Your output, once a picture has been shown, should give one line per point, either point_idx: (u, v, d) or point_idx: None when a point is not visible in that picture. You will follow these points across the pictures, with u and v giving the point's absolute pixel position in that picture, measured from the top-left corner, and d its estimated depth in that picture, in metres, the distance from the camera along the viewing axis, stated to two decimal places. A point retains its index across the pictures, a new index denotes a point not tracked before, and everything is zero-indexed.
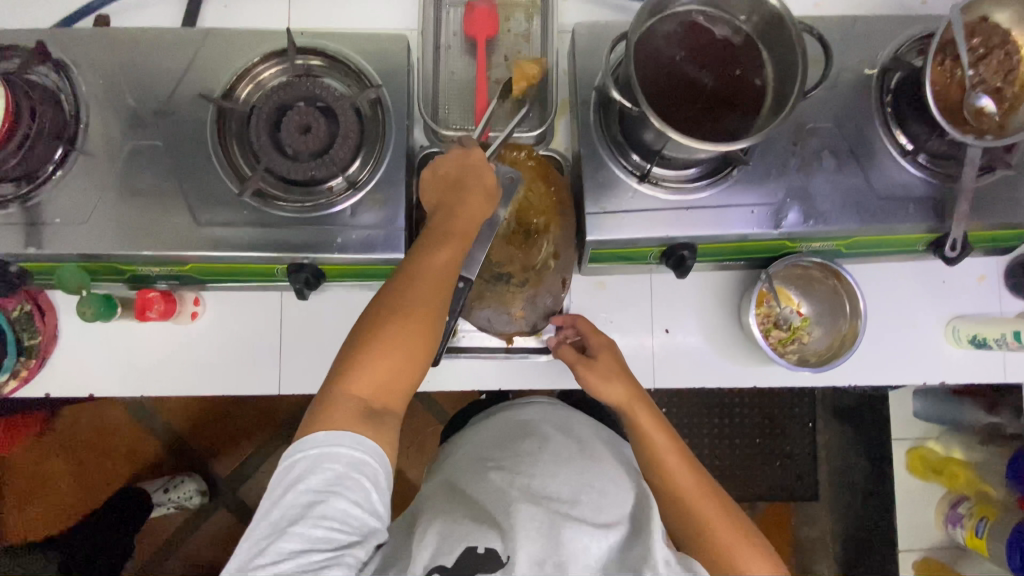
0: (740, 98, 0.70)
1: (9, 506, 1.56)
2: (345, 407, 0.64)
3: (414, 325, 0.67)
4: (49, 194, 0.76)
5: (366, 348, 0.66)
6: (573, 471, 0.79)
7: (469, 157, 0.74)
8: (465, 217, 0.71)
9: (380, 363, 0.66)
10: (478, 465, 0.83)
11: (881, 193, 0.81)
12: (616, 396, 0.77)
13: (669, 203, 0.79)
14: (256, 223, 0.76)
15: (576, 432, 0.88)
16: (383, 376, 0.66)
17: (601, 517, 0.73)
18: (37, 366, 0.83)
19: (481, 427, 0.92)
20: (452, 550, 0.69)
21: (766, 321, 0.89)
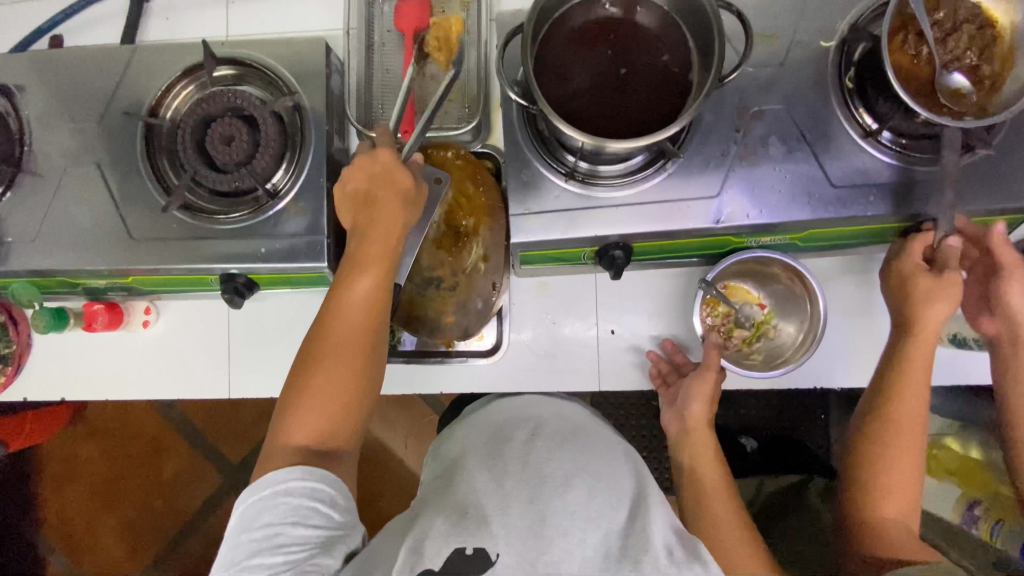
0: (656, 90, 0.66)
1: (48, 487, 1.72)
2: (289, 451, 0.62)
3: (347, 354, 0.66)
4: (2, 214, 0.80)
5: (300, 392, 0.64)
6: (567, 457, 0.71)
7: (377, 160, 0.69)
8: (382, 228, 0.68)
9: (318, 408, 0.64)
10: (468, 458, 0.73)
11: (837, 181, 0.73)
12: (700, 413, 0.76)
13: (603, 200, 0.75)
14: (187, 235, 0.78)
15: (565, 425, 0.79)
16: (326, 413, 0.64)
17: (596, 502, 0.66)
18: (13, 372, 0.89)
19: (466, 423, 0.82)
20: (438, 552, 0.58)
21: (723, 327, 0.85)
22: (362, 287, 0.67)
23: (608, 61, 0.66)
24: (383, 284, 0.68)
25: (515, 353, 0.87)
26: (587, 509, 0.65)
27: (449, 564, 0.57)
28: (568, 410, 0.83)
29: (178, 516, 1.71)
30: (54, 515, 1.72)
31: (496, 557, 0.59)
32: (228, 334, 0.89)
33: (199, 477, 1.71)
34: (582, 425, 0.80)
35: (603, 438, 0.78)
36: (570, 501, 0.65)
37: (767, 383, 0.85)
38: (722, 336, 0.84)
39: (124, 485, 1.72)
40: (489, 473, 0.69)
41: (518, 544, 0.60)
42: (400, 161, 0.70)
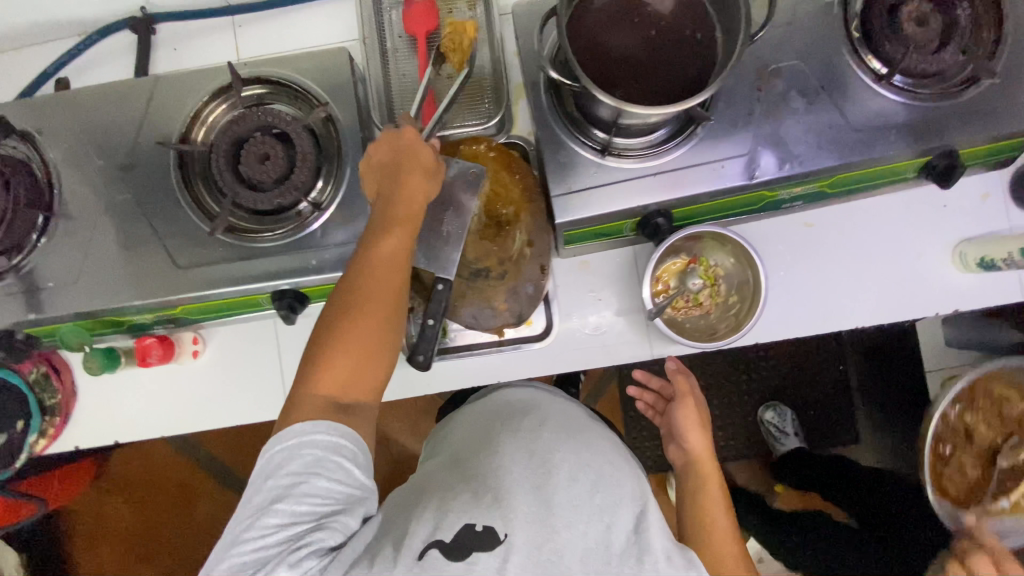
0: (683, 58, 0.69)
1: (80, 547, 1.68)
2: (312, 402, 0.63)
3: (372, 312, 0.65)
4: (38, 261, 0.79)
5: (326, 342, 0.64)
6: (573, 450, 0.74)
7: (401, 139, 0.72)
8: (406, 197, 0.69)
9: (348, 347, 0.64)
10: (483, 446, 0.76)
11: (858, 125, 0.77)
12: (698, 446, 0.84)
13: (638, 172, 0.77)
14: (234, 257, 0.78)
15: (577, 425, 0.81)
16: (352, 363, 0.64)
17: (601, 498, 0.68)
18: (62, 422, 0.88)
19: (475, 410, 0.86)
20: (451, 525, 0.62)
21: (690, 302, 0.87)
22: (381, 247, 0.67)
23: (636, 42, 0.69)
24: (409, 246, 0.68)
25: (567, 334, 0.89)
26: (591, 503, 0.67)
27: (460, 538, 0.61)
28: (574, 411, 0.85)
29: None
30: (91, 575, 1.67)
31: (505, 538, 0.61)
32: (279, 353, 0.89)
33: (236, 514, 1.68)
34: (581, 420, 0.83)
35: (602, 436, 0.80)
36: (573, 496, 0.67)
37: (811, 329, 0.89)
38: (696, 309, 0.87)
39: (159, 533, 1.68)
40: (504, 460, 0.72)
41: (524, 528, 0.62)
42: (422, 139, 0.72)
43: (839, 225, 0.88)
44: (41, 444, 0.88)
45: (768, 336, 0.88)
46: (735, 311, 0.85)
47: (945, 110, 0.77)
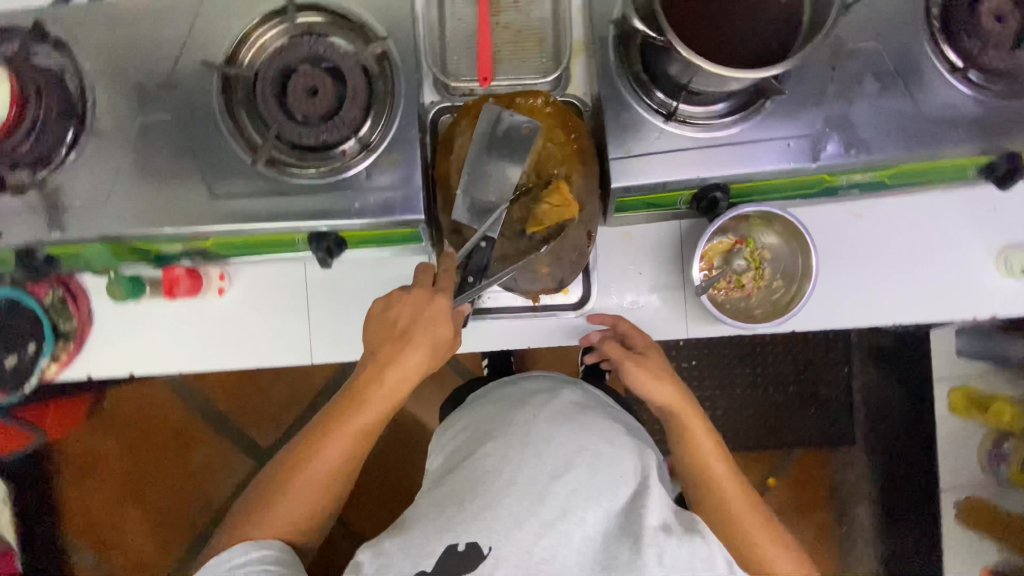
0: (767, 23, 0.66)
1: (70, 483, 1.65)
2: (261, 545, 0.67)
3: (311, 490, 0.69)
4: (65, 178, 0.75)
5: (271, 503, 0.69)
6: (568, 435, 0.72)
7: (427, 307, 0.71)
8: (394, 373, 0.70)
9: (285, 508, 0.68)
10: (473, 438, 0.76)
11: (928, 116, 0.75)
12: (667, 398, 0.76)
13: (701, 141, 0.75)
14: (273, 192, 0.75)
15: (571, 405, 0.79)
16: (295, 513, 0.69)
17: (599, 482, 0.68)
18: (75, 349, 0.85)
19: (470, 406, 0.85)
20: (432, 551, 0.64)
21: (732, 284, 0.86)
22: (374, 386, 0.70)
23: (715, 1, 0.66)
24: (350, 451, 0.71)
25: (603, 305, 0.87)
26: (587, 488, 0.67)
27: (441, 563, 0.62)
28: (573, 389, 0.84)
29: (210, 505, 1.66)
30: (78, 512, 1.65)
31: (488, 552, 0.62)
32: (307, 299, 0.86)
33: (230, 464, 1.66)
34: (585, 405, 0.80)
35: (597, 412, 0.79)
36: (566, 485, 0.67)
37: (848, 321, 0.87)
38: (738, 291, 0.86)
39: (151, 476, 1.66)
40: (491, 450, 0.72)
41: (509, 538, 0.63)
42: (449, 313, 0.71)
43: (888, 219, 0.87)
44: (53, 370, 0.85)
45: (806, 325, 0.87)
46: (778, 294, 0.84)
47: (1017, 110, 0.75)
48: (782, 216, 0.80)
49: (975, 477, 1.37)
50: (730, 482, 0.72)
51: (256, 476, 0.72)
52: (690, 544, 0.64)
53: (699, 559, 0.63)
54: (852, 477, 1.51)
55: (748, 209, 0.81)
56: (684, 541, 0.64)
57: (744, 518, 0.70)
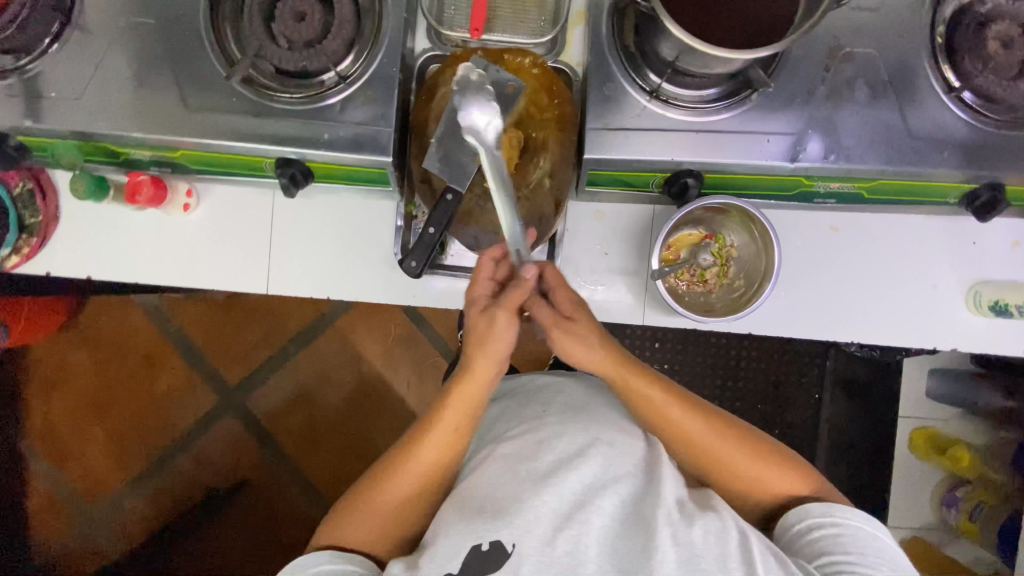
0: (759, 11, 0.65)
1: (37, 390, 1.67)
2: (342, 536, 0.72)
3: (422, 484, 0.73)
4: (44, 68, 0.75)
5: (338, 516, 0.73)
6: (577, 429, 0.73)
7: (486, 342, 0.69)
8: (468, 386, 0.71)
9: (354, 524, 0.72)
10: (490, 441, 0.78)
11: (915, 133, 0.73)
12: (594, 362, 0.71)
13: (681, 124, 0.74)
14: (246, 111, 0.74)
15: (579, 397, 0.82)
16: (365, 534, 0.72)
17: (613, 470, 0.69)
18: (37, 245, 0.85)
19: (487, 403, 0.91)
20: (456, 552, 0.63)
21: (695, 277, 0.85)
22: (471, 389, 0.71)
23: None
24: (453, 440, 0.72)
25: (563, 279, 0.87)
26: (601, 479, 0.68)
27: (465, 566, 0.62)
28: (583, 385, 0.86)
29: (170, 431, 1.68)
30: (41, 419, 1.67)
31: (512, 548, 0.61)
32: (271, 228, 0.86)
33: (195, 394, 1.68)
34: (588, 402, 0.80)
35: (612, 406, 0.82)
36: (582, 477, 0.67)
37: (806, 332, 0.87)
38: (700, 285, 0.85)
39: (116, 395, 1.68)
40: (506, 447, 0.73)
41: (532, 535, 0.62)
42: (512, 326, 0.69)
43: (864, 237, 0.85)
44: (12, 262, 0.84)
45: (763, 329, 0.86)
46: (738, 293, 0.83)
47: (1006, 140, 0.73)
48: (751, 213, 0.78)
49: (924, 517, 1.37)
50: (689, 423, 0.72)
51: (337, 498, 0.76)
52: (705, 518, 0.64)
53: (714, 535, 0.63)
54: None
55: (720, 202, 0.80)
56: (697, 517, 0.64)
57: (711, 446, 0.72)
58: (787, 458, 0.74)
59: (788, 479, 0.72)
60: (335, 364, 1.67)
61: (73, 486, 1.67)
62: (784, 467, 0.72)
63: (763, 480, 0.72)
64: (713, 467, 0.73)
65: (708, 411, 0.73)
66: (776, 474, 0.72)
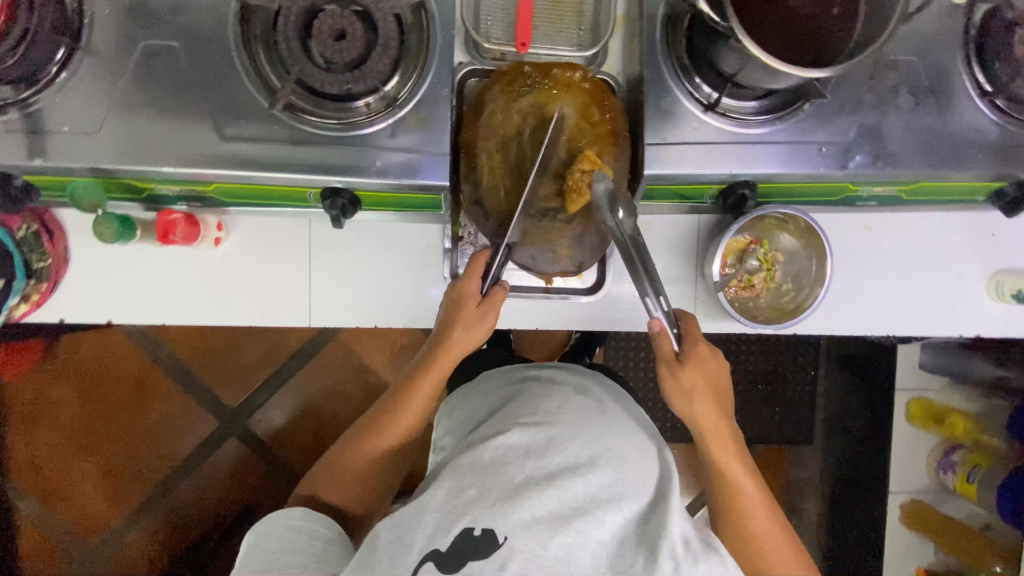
0: (819, 24, 0.65)
1: (14, 431, 1.49)
2: (333, 490, 0.76)
3: (398, 441, 0.77)
4: (53, 99, 0.67)
5: (331, 469, 0.76)
6: (593, 434, 0.71)
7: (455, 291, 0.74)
8: (449, 350, 0.74)
9: (344, 484, 0.76)
10: (499, 421, 0.74)
11: (955, 136, 0.75)
12: (701, 420, 0.75)
13: (737, 136, 0.74)
14: (286, 139, 0.69)
15: (597, 397, 0.81)
16: (353, 487, 0.76)
17: (619, 486, 0.67)
18: (49, 290, 0.77)
19: (484, 387, 0.89)
20: (448, 531, 0.62)
21: (742, 283, 0.86)
22: (448, 365, 0.75)
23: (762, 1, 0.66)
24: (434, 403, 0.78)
25: (614, 293, 0.86)
26: (606, 493, 0.66)
27: (456, 547, 0.61)
28: (593, 387, 0.84)
29: (168, 458, 1.52)
30: (23, 461, 1.49)
31: (504, 540, 0.60)
32: (310, 257, 0.82)
33: (195, 420, 1.53)
34: (603, 405, 0.79)
35: (628, 417, 0.80)
36: (586, 486, 0.65)
37: (845, 329, 0.90)
38: (748, 291, 0.86)
39: (104, 427, 1.51)
40: (515, 434, 0.70)
41: (526, 532, 0.61)
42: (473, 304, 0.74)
43: (895, 235, 0.89)
44: (22, 310, 0.77)
45: (806, 330, 0.89)
46: (787, 298, 0.86)
47: None
48: (810, 225, 0.80)
49: (921, 481, 1.45)
50: (757, 515, 0.74)
51: (323, 454, 0.79)
52: (709, 562, 0.63)
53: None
54: (806, 475, 1.59)
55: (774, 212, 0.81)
56: (703, 558, 0.63)
57: (766, 543, 0.73)
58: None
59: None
60: (337, 375, 1.56)
61: (66, 530, 1.50)
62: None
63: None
64: (753, 559, 0.72)
65: (777, 513, 0.75)
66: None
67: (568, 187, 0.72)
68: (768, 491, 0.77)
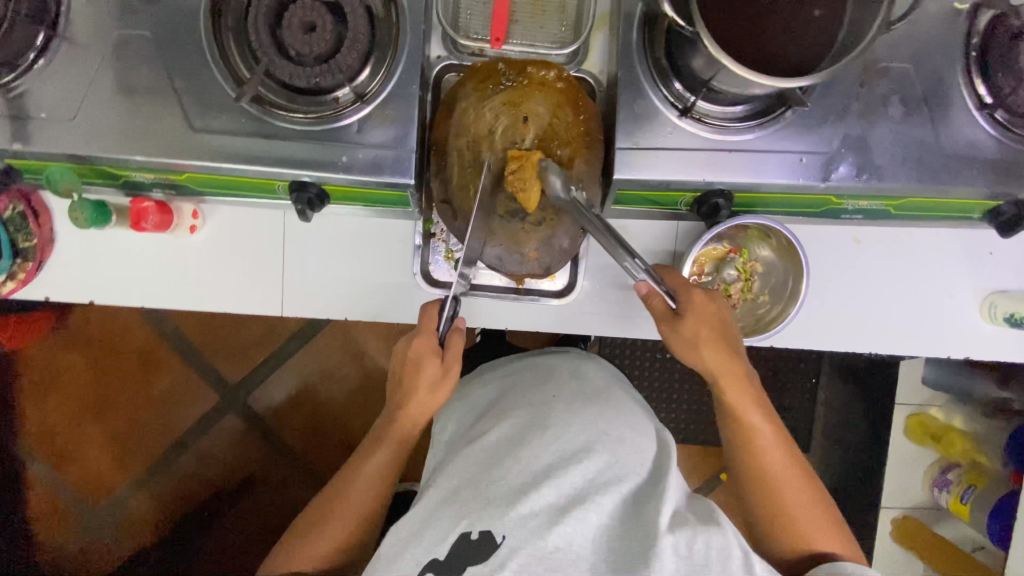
0: (798, 30, 0.63)
1: (24, 395, 1.41)
2: (301, 560, 0.73)
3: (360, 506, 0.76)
4: (32, 85, 0.69)
5: (299, 538, 0.75)
6: (584, 420, 0.71)
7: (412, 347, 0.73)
8: (412, 409, 0.74)
9: (312, 550, 0.74)
10: (494, 417, 0.75)
11: (947, 150, 0.71)
12: (710, 365, 0.72)
13: (715, 142, 0.71)
14: (255, 132, 0.69)
15: (593, 381, 0.81)
16: (320, 555, 0.74)
17: (614, 469, 0.67)
18: (34, 269, 0.80)
19: (484, 374, 0.89)
20: (445, 538, 0.62)
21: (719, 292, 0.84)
22: (409, 428, 0.76)
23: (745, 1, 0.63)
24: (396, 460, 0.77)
25: (587, 296, 0.86)
26: (601, 477, 0.66)
27: (455, 554, 0.60)
28: (589, 367, 0.85)
29: (174, 428, 1.43)
30: (32, 425, 1.42)
31: (502, 540, 0.60)
32: (284, 247, 0.83)
33: (197, 394, 1.43)
34: (602, 388, 0.80)
35: (625, 399, 0.80)
36: (584, 473, 0.66)
37: (827, 344, 0.87)
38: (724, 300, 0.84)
39: (113, 394, 1.42)
40: (509, 427, 0.71)
41: (524, 531, 0.60)
42: (433, 352, 0.73)
43: (885, 249, 0.85)
44: (9, 288, 0.80)
45: (786, 343, 0.87)
46: (765, 309, 0.84)
47: None
48: (787, 237, 0.79)
49: (917, 498, 1.39)
50: (774, 455, 0.72)
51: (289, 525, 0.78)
52: (709, 531, 0.62)
53: (715, 551, 0.61)
54: None
55: (750, 221, 0.79)
56: (701, 530, 0.62)
57: (783, 482, 0.71)
58: (837, 523, 0.71)
59: (832, 542, 0.70)
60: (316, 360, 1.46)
61: (73, 498, 1.42)
62: (832, 528, 0.71)
63: (811, 534, 0.70)
64: (768, 496, 0.71)
65: (794, 453, 0.73)
66: (826, 535, 0.70)
67: (516, 196, 0.70)
68: (786, 434, 0.75)
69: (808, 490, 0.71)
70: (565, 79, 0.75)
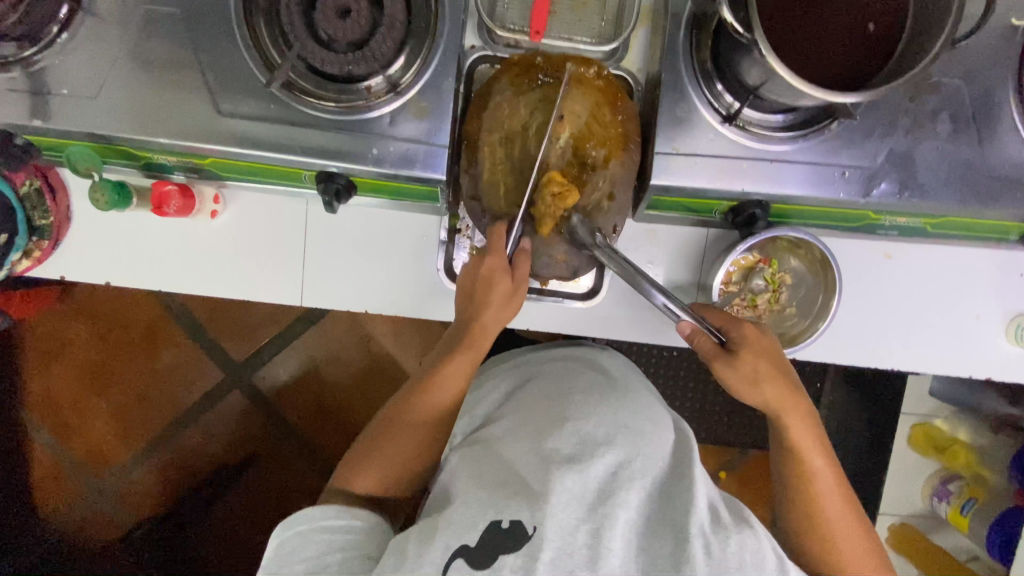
0: (851, 44, 0.61)
1: (31, 365, 1.40)
2: (372, 469, 0.72)
3: (431, 419, 0.72)
4: (54, 60, 0.66)
5: (372, 449, 0.73)
6: (608, 414, 0.69)
7: (482, 264, 0.69)
8: (480, 324, 0.70)
9: (384, 460, 0.72)
10: (517, 411, 0.73)
11: (993, 171, 0.69)
12: (769, 402, 0.70)
13: (756, 152, 0.69)
14: (284, 119, 0.67)
15: (613, 377, 0.79)
16: (394, 464, 0.72)
17: (642, 463, 0.65)
18: (50, 248, 0.78)
19: (500, 366, 0.87)
20: (474, 526, 0.58)
21: (745, 302, 0.82)
22: (480, 339, 0.70)
23: (804, 7, 0.60)
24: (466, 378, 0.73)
25: (612, 300, 0.85)
26: (629, 470, 0.63)
27: (484, 541, 0.57)
28: (611, 362, 0.85)
29: (176, 404, 1.42)
30: (36, 395, 1.40)
31: (533, 531, 0.56)
32: (305, 237, 0.81)
33: (201, 371, 1.42)
34: (626, 384, 0.78)
35: (642, 391, 0.79)
36: (607, 466, 0.63)
37: (851, 360, 0.87)
38: (750, 311, 0.82)
39: (116, 368, 1.41)
40: (534, 425, 0.69)
41: (555, 520, 0.57)
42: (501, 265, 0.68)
43: (915, 266, 0.84)
44: (24, 266, 0.78)
45: (808, 356, 0.86)
46: (791, 324, 0.83)
47: None
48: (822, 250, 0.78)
49: (915, 507, 1.36)
50: (833, 501, 0.70)
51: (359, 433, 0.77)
52: (743, 534, 0.59)
53: (750, 552, 0.58)
54: None
55: (784, 233, 0.78)
56: (734, 533, 0.59)
57: (839, 530, 0.69)
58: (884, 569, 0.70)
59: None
60: (318, 342, 1.43)
61: (73, 470, 1.41)
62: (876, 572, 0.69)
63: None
64: (822, 538, 0.69)
65: (851, 499, 0.71)
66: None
67: (538, 213, 0.70)
68: (842, 474, 0.73)
69: (867, 545, 0.69)
70: (606, 78, 0.72)
